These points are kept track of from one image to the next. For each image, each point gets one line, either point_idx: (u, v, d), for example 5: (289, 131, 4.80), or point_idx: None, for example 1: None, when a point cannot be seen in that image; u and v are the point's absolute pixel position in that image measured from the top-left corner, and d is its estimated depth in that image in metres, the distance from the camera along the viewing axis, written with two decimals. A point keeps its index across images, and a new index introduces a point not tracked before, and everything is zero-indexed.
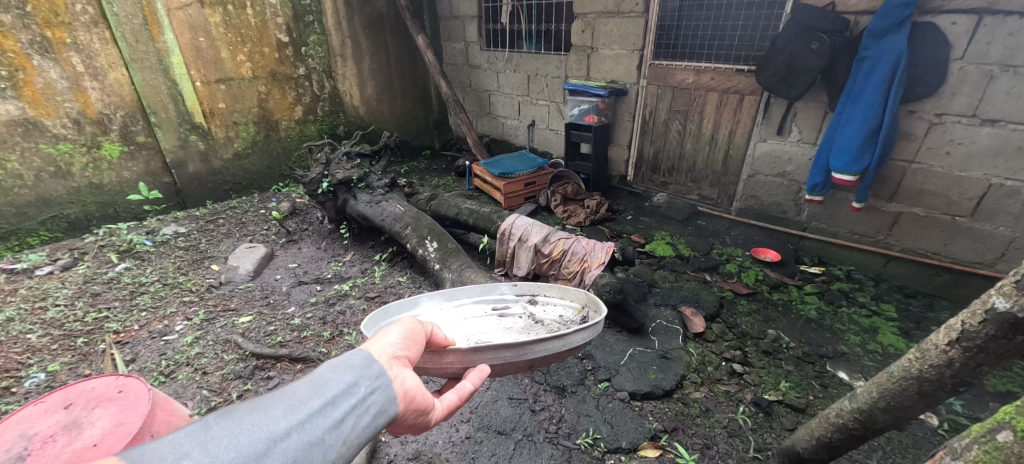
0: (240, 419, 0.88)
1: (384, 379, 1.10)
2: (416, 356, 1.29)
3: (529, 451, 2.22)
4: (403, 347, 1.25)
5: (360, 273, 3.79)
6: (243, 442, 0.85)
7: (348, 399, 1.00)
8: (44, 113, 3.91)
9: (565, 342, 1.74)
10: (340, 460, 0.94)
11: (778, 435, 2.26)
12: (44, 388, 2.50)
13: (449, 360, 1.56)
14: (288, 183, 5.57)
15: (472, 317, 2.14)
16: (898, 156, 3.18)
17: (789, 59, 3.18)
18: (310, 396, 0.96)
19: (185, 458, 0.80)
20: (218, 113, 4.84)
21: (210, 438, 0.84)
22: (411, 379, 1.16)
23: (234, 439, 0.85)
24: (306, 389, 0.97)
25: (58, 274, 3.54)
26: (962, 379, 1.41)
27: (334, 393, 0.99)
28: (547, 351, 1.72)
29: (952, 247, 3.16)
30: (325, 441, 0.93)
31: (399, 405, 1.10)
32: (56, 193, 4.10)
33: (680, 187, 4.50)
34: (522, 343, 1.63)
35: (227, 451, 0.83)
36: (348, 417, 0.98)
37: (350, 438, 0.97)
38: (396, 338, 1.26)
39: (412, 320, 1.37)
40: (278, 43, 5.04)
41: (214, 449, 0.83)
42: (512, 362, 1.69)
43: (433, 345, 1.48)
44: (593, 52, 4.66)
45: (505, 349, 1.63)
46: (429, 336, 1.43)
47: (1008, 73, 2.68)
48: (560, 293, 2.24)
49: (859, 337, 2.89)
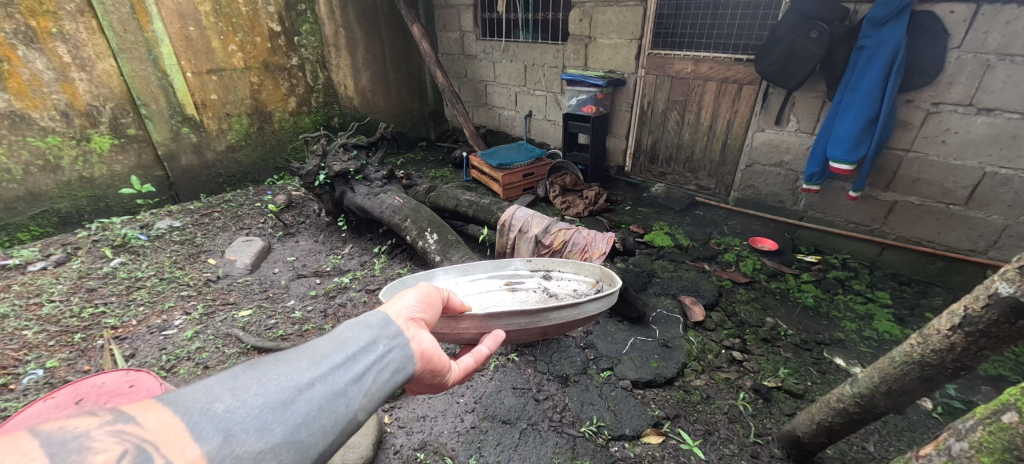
0: (266, 369, 0.89)
1: (402, 339, 1.11)
2: (432, 320, 1.30)
3: (534, 440, 2.25)
4: (419, 310, 1.26)
5: (359, 266, 3.78)
6: (271, 389, 0.86)
7: (368, 355, 1.02)
8: (30, 105, 3.82)
9: (578, 311, 1.74)
10: (363, 411, 0.95)
11: (778, 421, 2.31)
12: (43, 384, 2.47)
13: (465, 325, 1.58)
14: (283, 176, 5.51)
15: (486, 291, 2.17)
16: (895, 145, 3.22)
17: (788, 49, 3.19)
18: (331, 351, 0.98)
19: (216, 402, 0.82)
20: (211, 105, 4.76)
21: (239, 384, 0.85)
22: (427, 340, 1.17)
23: (263, 386, 0.87)
24: (328, 344, 0.99)
25: (51, 270, 3.49)
26: (963, 363, 1.44)
27: (355, 349, 1.00)
28: (561, 319, 1.73)
29: (946, 235, 3.22)
30: (348, 392, 0.94)
31: (417, 363, 1.11)
32: (45, 188, 4.03)
33: (678, 177, 4.52)
34: (537, 309, 1.64)
35: (256, 397, 0.85)
36: (369, 372, 0.99)
37: (372, 391, 0.98)
38: (412, 300, 1.26)
39: (428, 285, 1.38)
40: (270, 33, 4.96)
41: (243, 395, 0.84)
42: (526, 329, 1.70)
43: (449, 310, 1.50)
44: (591, 41, 4.63)
45: (520, 316, 1.64)
46: (444, 300, 1.44)
47: (1005, 62, 2.71)
48: (575, 269, 2.25)
49: (856, 324, 2.94)
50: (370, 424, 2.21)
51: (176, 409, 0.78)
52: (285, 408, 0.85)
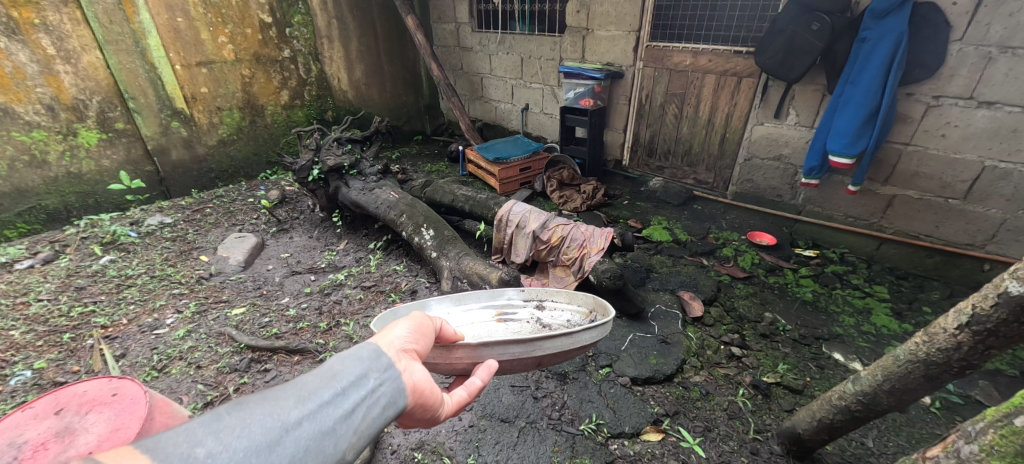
0: (251, 408, 0.86)
1: (394, 371, 1.05)
2: (424, 351, 1.24)
3: (532, 438, 2.22)
4: (412, 340, 1.21)
5: (355, 262, 3.73)
6: (254, 432, 0.83)
7: (359, 390, 0.97)
8: (14, 99, 3.72)
9: (573, 340, 1.72)
10: (352, 451, 0.91)
11: (778, 417, 2.30)
12: (31, 385, 2.42)
13: (458, 355, 1.53)
14: (276, 170, 5.43)
15: (479, 322, 2.11)
16: (895, 138, 3.19)
17: (788, 41, 3.16)
18: (320, 387, 0.93)
19: (198, 447, 0.79)
20: (201, 98, 4.66)
21: (223, 426, 0.82)
22: (419, 373, 1.11)
23: (246, 428, 0.83)
24: (317, 379, 0.94)
25: (39, 268, 3.42)
26: (969, 362, 1.43)
27: (344, 384, 0.96)
28: (555, 348, 1.70)
29: (944, 229, 3.21)
30: (336, 431, 0.90)
31: (408, 397, 1.06)
32: (32, 184, 3.94)
33: (676, 171, 4.49)
34: (532, 338, 1.62)
35: (240, 440, 0.82)
36: (359, 408, 0.94)
37: (362, 429, 0.93)
38: (405, 331, 1.21)
39: (421, 314, 1.33)
40: (261, 24, 4.86)
41: (228, 439, 0.81)
42: (521, 359, 1.67)
43: (442, 339, 1.45)
44: (588, 33, 4.57)
45: (514, 345, 1.62)
46: (437, 330, 1.39)
47: (1007, 54, 2.69)
48: (568, 298, 2.22)
49: (854, 319, 2.94)
50: None
51: (156, 455, 0.75)
52: (270, 450, 0.83)
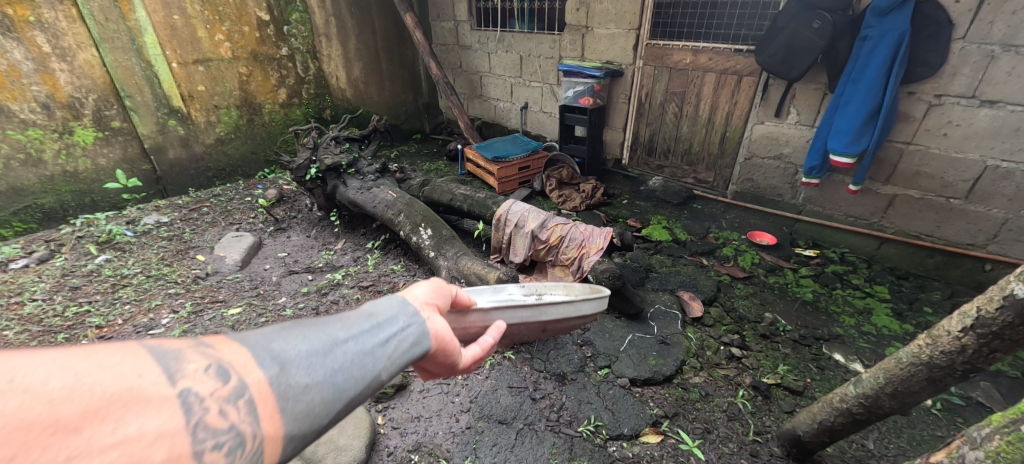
0: (307, 324, 0.93)
1: (421, 317, 1.10)
2: (445, 307, 1.27)
3: (531, 440, 2.20)
4: (433, 296, 1.23)
5: (353, 262, 3.70)
6: (310, 338, 0.90)
7: (393, 326, 1.02)
8: (9, 97, 3.69)
9: (575, 308, 1.97)
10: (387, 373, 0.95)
11: (778, 418, 2.28)
12: None
13: (472, 319, 1.57)
14: (274, 169, 5.40)
15: None
16: (896, 138, 3.17)
17: (789, 39, 3.13)
18: (361, 317, 1.00)
19: (269, 344, 0.86)
20: (198, 97, 4.63)
21: (285, 332, 0.89)
22: (442, 323, 1.14)
23: (303, 336, 0.90)
24: (357, 313, 1.01)
25: (34, 267, 3.39)
26: (973, 365, 1.41)
27: (380, 319, 1.02)
28: (558, 314, 1.92)
29: (945, 229, 3.19)
30: (375, 353, 0.95)
31: (432, 341, 1.08)
32: (27, 182, 3.91)
33: (676, 170, 4.47)
34: (540, 302, 1.81)
35: (298, 342, 0.88)
36: (393, 340, 1.00)
37: (395, 357, 0.98)
38: (427, 288, 1.23)
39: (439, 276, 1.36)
40: (259, 22, 4.82)
41: (288, 342, 0.88)
42: (528, 322, 1.83)
43: (456, 305, 1.46)
44: (587, 32, 4.54)
45: (524, 308, 1.77)
46: (454, 295, 1.41)
47: (1010, 53, 2.66)
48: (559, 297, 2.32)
49: (855, 319, 2.92)
50: (363, 425, 2.16)
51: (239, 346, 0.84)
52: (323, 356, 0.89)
